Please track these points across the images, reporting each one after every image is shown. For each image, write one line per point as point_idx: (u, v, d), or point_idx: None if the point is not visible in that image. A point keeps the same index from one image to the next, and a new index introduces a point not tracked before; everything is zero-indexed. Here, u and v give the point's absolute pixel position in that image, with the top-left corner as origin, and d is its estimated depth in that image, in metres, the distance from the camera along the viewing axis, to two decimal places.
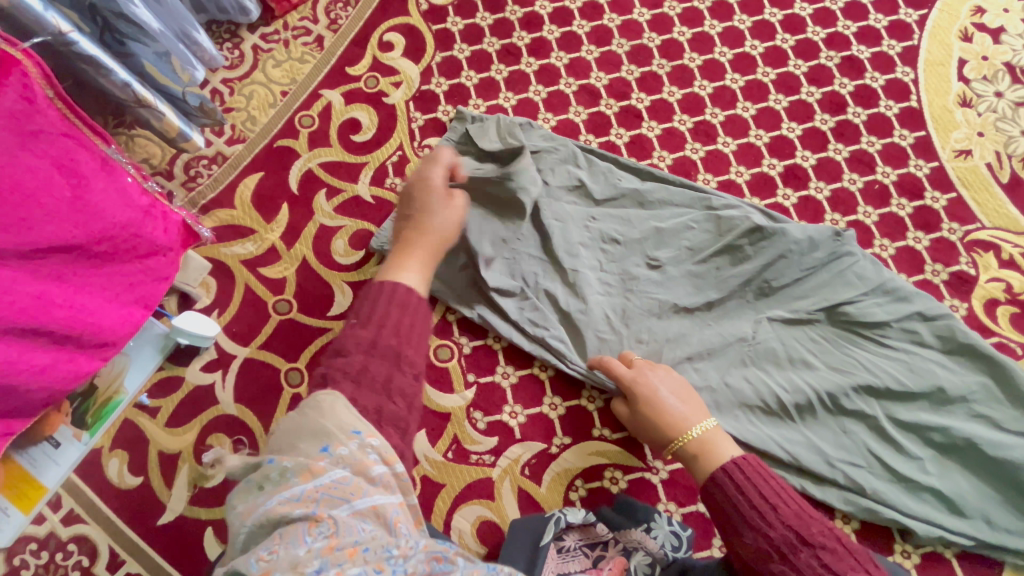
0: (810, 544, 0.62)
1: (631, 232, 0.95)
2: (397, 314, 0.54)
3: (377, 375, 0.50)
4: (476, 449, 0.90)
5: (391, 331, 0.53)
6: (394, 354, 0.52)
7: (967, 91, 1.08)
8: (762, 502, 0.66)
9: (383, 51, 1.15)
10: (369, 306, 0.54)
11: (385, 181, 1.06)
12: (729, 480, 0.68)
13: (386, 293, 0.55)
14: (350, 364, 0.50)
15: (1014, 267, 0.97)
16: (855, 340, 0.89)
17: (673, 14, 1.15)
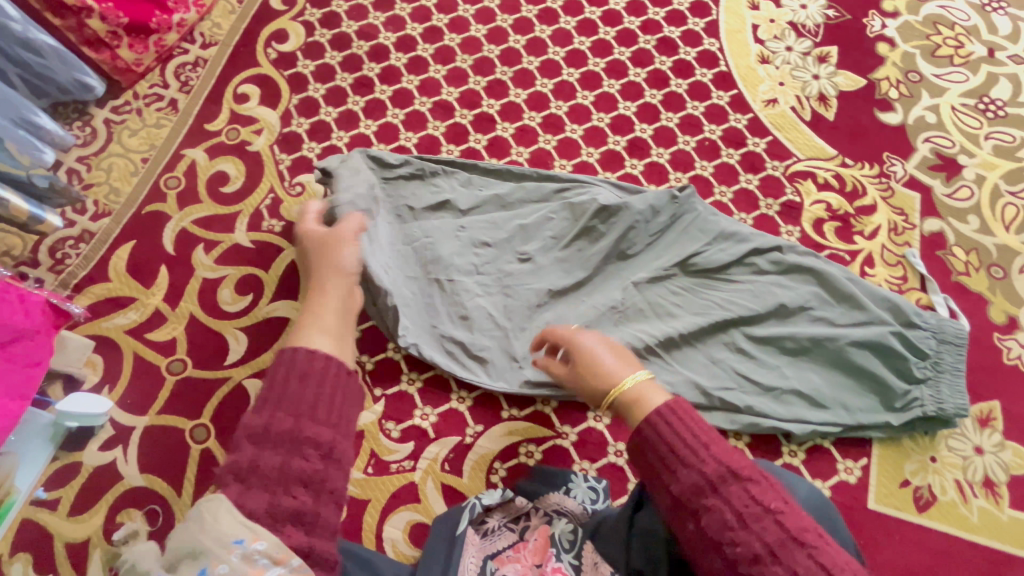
0: (741, 477, 0.53)
1: (500, 232, 1.02)
2: (313, 386, 0.49)
3: (269, 465, 0.46)
4: (395, 458, 0.93)
5: (303, 407, 0.48)
6: (291, 439, 0.46)
7: (764, 50, 1.25)
8: (687, 439, 0.55)
9: (239, 103, 1.18)
10: (279, 384, 0.49)
11: (262, 225, 1.08)
12: (646, 427, 0.57)
13: (292, 364, 0.49)
14: (240, 460, 0.46)
15: (830, 188, 1.13)
16: (708, 284, 1.00)
17: (506, 25, 1.26)
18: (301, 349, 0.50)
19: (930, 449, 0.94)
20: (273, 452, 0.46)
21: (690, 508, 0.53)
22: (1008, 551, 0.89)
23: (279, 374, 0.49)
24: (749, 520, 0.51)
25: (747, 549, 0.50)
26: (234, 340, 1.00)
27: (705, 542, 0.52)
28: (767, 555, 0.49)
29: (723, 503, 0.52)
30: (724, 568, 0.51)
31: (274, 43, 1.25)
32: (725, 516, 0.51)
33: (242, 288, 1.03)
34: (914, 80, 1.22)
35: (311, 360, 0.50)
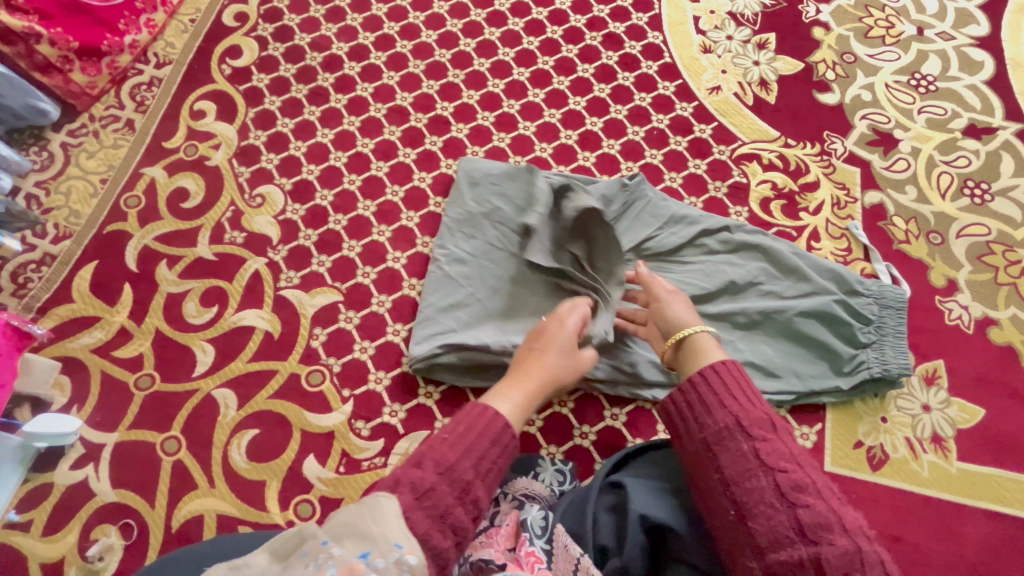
0: (751, 436, 0.67)
1: (481, 236, 1.04)
2: (488, 450, 0.65)
3: (441, 495, 0.58)
4: (366, 455, 0.94)
5: (477, 458, 0.64)
6: (461, 482, 0.61)
7: (706, 41, 1.29)
8: (758, 397, 0.73)
9: (196, 120, 1.20)
10: (467, 425, 0.67)
11: (224, 237, 1.10)
12: (720, 370, 0.76)
13: (487, 414, 0.68)
14: (420, 479, 0.59)
15: (775, 168, 1.17)
16: (661, 267, 1.03)
17: (456, 30, 1.30)
18: (495, 414, 0.68)
19: (880, 409, 0.98)
20: (447, 486, 0.60)
21: (751, 433, 0.68)
22: (958, 501, 0.93)
23: (478, 423, 0.67)
24: (802, 460, 0.65)
25: (797, 475, 0.63)
26: (201, 352, 1.01)
27: (758, 462, 0.65)
28: (814, 487, 0.62)
29: (781, 441, 0.66)
30: (769, 485, 0.63)
31: (228, 59, 1.27)
32: (783, 449, 0.66)
33: (207, 300, 1.05)
34: (849, 61, 1.28)
35: (492, 422, 0.67)
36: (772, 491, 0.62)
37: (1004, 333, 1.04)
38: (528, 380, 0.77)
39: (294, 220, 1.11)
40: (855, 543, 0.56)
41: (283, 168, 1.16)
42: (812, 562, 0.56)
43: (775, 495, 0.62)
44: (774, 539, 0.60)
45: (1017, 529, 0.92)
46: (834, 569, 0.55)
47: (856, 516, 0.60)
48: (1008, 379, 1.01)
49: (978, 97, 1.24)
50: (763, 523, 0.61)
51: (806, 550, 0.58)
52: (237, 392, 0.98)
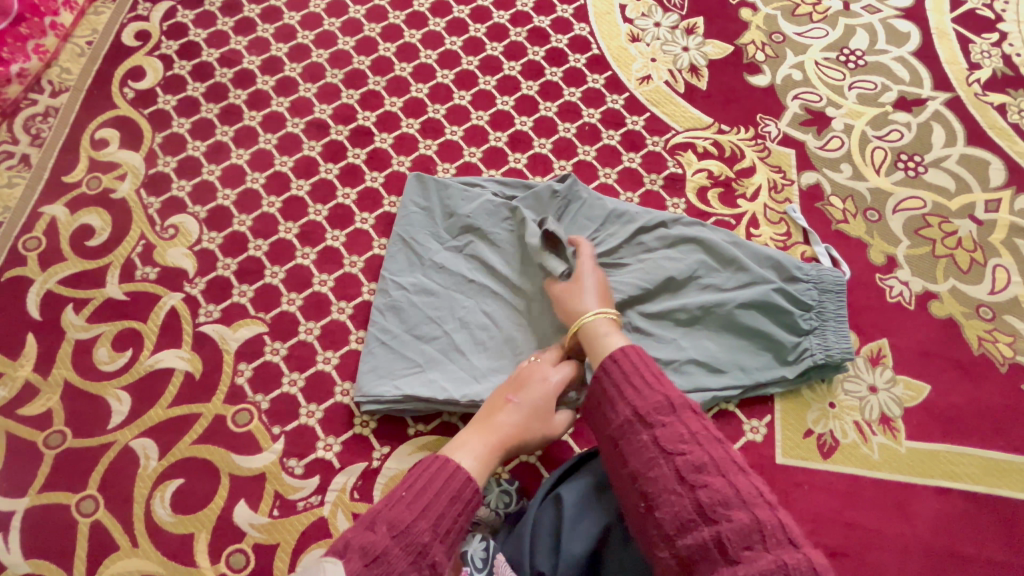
0: (649, 424, 0.64)
1: (449, 265, 0.99)
2: (447, 511, 0.60)
3: (394, 562, 0.55)
4: (301, 495, 0.89)
5: (436, 525, 0.59)
6: (417, 551, 0.57)
7: (633, 29, 1.26)
8: (659, 376, 0.69)
9: (98, 150, 1.12)
10: (425, 483, 0.62)
11: (135, 275, 1.02)
12: (617, 358, 0.72)
13: (446, 476, 0.63)
14: (371, 543, 0.55)
15: (710, 156, 1.15)
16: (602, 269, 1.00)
17: (374, 34, 1.23)
18: (457, 470, 0.64)
19: (828, 395, 0.97)
20: (401, 553, 0.56)
21: (649, 422, 0.65)
22: (908, 481, 0.93)
23: (437, 484, 0.62)
24: (701, 438, 0.62)
25: (695, 456, 0.60)
26: (116, 401, 0.94)
27: (658, 450, 0.62)
28: (712, 464, 0.59)
29: (679, 423, 0.63)
30: (670, 471, 0.60)
31: (130, 81, 1.18)
32: (681, 431, 0.63)
33: (119, 344, 0.98)
34: (778, 40, 1.26)
35: (459, 484, 0.62)
36: (674, 477, 0.60)
37: (945, 306, 1.04)
38: (495, 437, 0.72)
39: (211, 250, 1.04)
40: (752, 516, 0.54)
41: (196, 195, 1.09)
42: (715, 543, 0.54)
43: (675, 480, 0.59)
44: (678, 524, 0.57)
45: (967, 503, 0.91)
46: (733, 544, 0.53)
47: (754, 486, 0.58)
48: (951, 351, 1.01)
49: (907, 69, 1.23)
50: (667, 511, 0.58)
51: (708, 529, 0.55)
52: (158, 440, 0.92)
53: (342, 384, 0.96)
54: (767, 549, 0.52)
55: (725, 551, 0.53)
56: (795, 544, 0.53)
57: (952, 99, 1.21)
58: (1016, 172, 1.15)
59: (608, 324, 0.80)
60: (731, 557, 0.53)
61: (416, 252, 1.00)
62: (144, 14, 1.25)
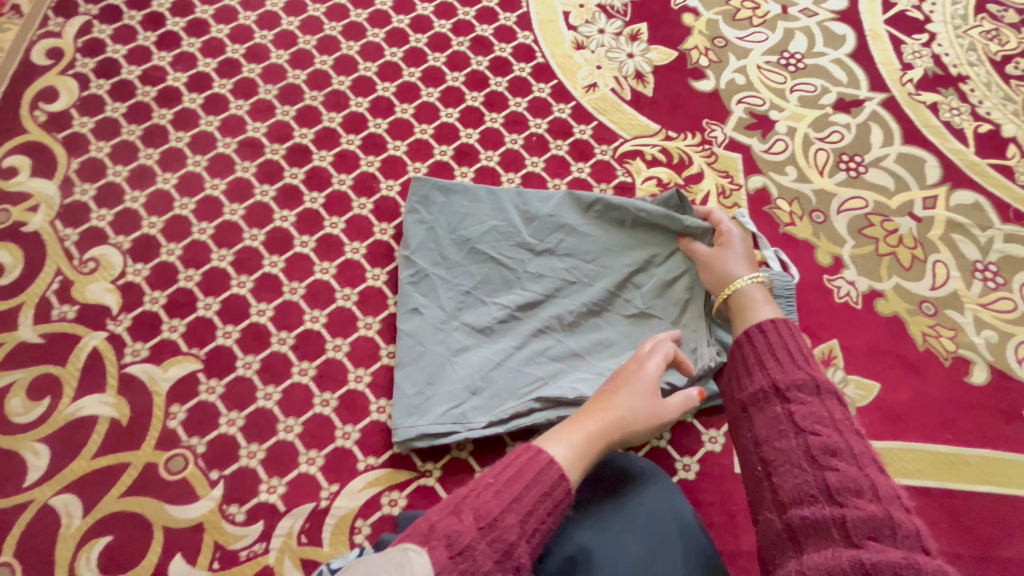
0: (786, 399, 0.63)
1: (546, 272, 0.98)
2: (538, 504, 0.56)
3: (481, 557, 0.50)
4: (243, 544, 0.83)
5: (525, 522, 0.55)
6: (504, 548, 0.52)
7: (577, 36, 1.24)
8: (808, 362, 0.67)
9: (6, 179, 1.03)
10: (520, 471, 0.58)
11: (52, 315, 0.94)
12: (766, 330, 0.73)
13: (545, 472, 0.58)
14: (455, 530, 0.51)
15: (658, 163, 1.14)
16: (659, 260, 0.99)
17: (310, 47, 1.18)
18: (547, 461, 0.60)
19: None
20: (487, 549, 0.51)
21: (786, 397, 0.63)
22: None
23: (532, 474, 0.58)
24: (841, 426, 0.58)
25: (830, 439, 0.57)
26: (33, 455, 0.86)
27: (791, 426, 0.60)
28: (848, 453, 0.55)
29: (820, 404, 0.61)
30: (798, 446, 0.58)
31: (41, 103, 1.09)
32: (820, 413, 0.60)
33: (35, 392, 0.90)
34: (720, 45, 1.26)
35: (551, 476, 0.58)
36: (802, 453, 0.57)
37: (890, 303, 1.06)
38: (595, 426, 0.68)
39: (137, 283, 0.97)
40: (882, 507, 0.50)
41: (118, 224, 1.01)
42: (835, 521, 0.51)
43: (803, 455, 0.57)
44: (797, 498, 0.55)
45: (920, 498, 0.93)
46: (855, 529, 0.49)
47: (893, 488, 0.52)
48: (897, 348, 1.03)
49: (844, 71, 1.26)
50: (787, 481, 0.57)
51: (830, 509, 0.52)
52: (82, 496, 0.84)
53: (286, 420, 0.90)
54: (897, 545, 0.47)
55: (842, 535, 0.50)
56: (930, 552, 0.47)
57: (888, 99, 1.24)
58: (950, 169, 1.18)
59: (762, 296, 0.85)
60: (850, 540, 0.49)
61: (507, 266, 0.98)
62: (56, 30, 1.16)
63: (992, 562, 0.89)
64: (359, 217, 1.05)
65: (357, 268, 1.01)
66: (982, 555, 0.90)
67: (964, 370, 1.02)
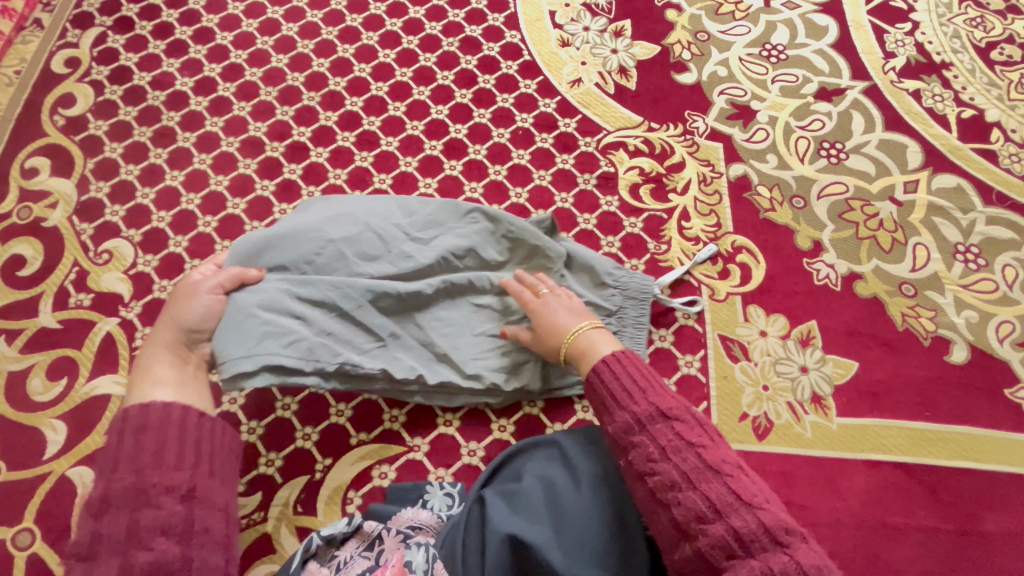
0: (623, 448, 0.69)
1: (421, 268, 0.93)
2: (169, 433, 0.67)
3: (118, 524, 0.60)
4: (242, 513, 0.89)
5: (142, 462, 0.65)
6: (134, 493, 0.62)
7: (563, 34, 1.29)
8: (631, 390, 0.72)
9: (28, 179, 1.11)
10: (114, 448, 0.66)
11: (69, 302, 1.01)
12: (594, 382, 0.76)
13: (123, 426, 0.67)
14: (97, 527, 0.60)
15: (641, 154, 1.18)
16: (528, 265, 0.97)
17: (307, 51, 1.25)
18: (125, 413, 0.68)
19: (761, 378, 1.00)
20: (118, 509, 0.61)
21: (623, 447, 0.69)
22: (840, 456, 0.96)
23: (116, 439, 0.66)
24: (671, 455, 0.65)
25: (665, 475, 0.63)
26: (51, 431, 0.93)
27: (633, 473, 0.66)
28: (684, 480, 0.63)
29: (649, 440, 0.67)
30: (645, 493, 0.65)
31: (60, 109, 1.18)
32: (650, 450, 0.66)
33: (54, 373, 0.97)
34: (703, 39, 1.30)
35: (164, 413, 0.68)
36: (649, 498, 0.64)
37: (869, 285, 1.08)
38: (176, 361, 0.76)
39: (147, 273, 1.04)
40: (728, 527, 0.58)
41: (130, 219, 1.08)
42: (697, 556, 0.59)
43: (652, 501, 0.64)
44: (666, 539, 0.62)
45: (897, 474, 0.95)
46: (716, 557, 0.58)
47: (729, 493, 0.61)
48: (876, 329, 1.05)
49: (826, 61, 1.29)
50: (653, 526, 0.64)
51: (690, 544, 0.60)
52: (95, 468, 0.91)
53: (283, 398, 0.96)
54: (752, 556, 0.56)
55: (708, 561, 0.58)
56: (782, 545, 0.56)
57: (870, 87, 1.26)
58: (932, 154, 1.20)
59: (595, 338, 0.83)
60: (717, 566, 0.58)
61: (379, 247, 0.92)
62: (74, 41, 1.24)
63: (969, 534, 0.91)
64: None
65: None
66: (958, 528, 0.92)
67: (944, 349, 1.03)
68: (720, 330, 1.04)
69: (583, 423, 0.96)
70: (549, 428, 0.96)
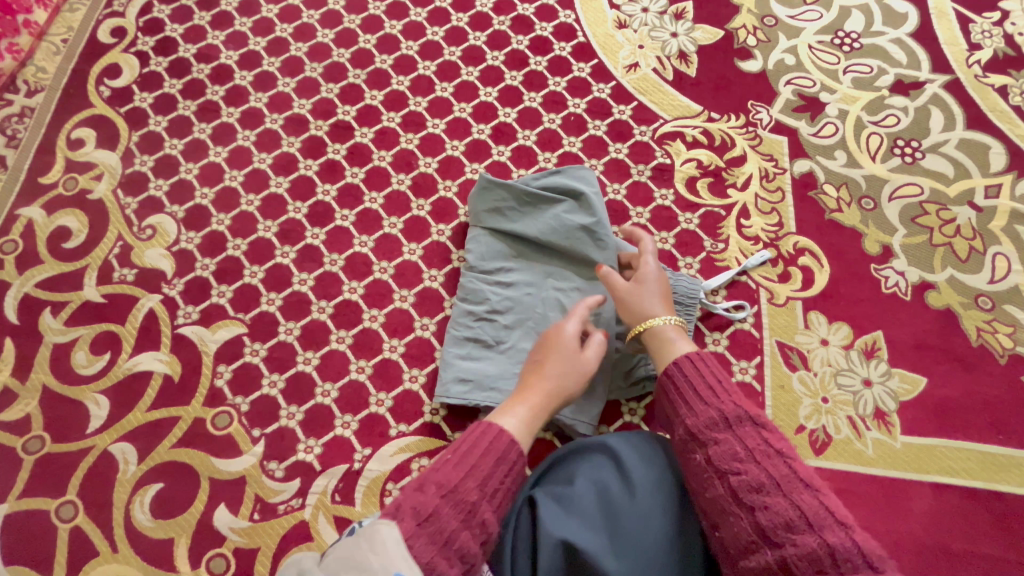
0: (704, 444, 0.67)
1: (511, 277, 0.95)
2: (503, 468, 0.65)
3: (445, 519, 0.58)
4: (281, 498, 0.88)
5: (483, 483, 0.63)
6: (464, 505, 0.60)
7: (620, 15, 1.22)
8: (715, 390, 0.71)
9: (74, 150, 1.10)
10: (466, 444, 0.66)
11: (113, 276, 1.01)
12: (673, 375, 0.75)
13: (486, 436, 0.67)
14: (424, 505, 0.58)
15: (699, 145, 1.11)
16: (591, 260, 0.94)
17: (354, 26, 1.20)
18: (501, 432, 0.67)
19: (820, 389, 0.95)
20: (451, 510, 0.59)
21: (702, 441, 0.67)
22: (903, 477, 0.90)
23: (476, 438, 0.66)
24: (757, 455, 0.63)
25: (751, 477, 0.62)
26: (94, 405, 0.93)
27: (713, 470, 0.64)
28: (772, 485, 0.61)
29: (734, 439, 0.65)
30: (725, 491, 0.63)
31: (106, 79, 1.16)
32: (735, 449, 0.64)
33: (97, 347, 0.96)
34: (770, 24, 1.22)
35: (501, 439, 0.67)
36: (729, 498, 0.62)
37: (942, 296, 1.00)
38: (527, 404, 0.76)
39: (189, 250, 1.03)
40: (817, 537, 0.55)
41: (174, 195, 1.07)
42: (779, 564, 0.56)
43: (732, 501, 0.62)
44: (740, 546, 0.60)
45: (966, 499, 0.89)
46: (800, 568, 0.55)
47: (821, 506, 0.58)
48: (948, 344, 0.98)
49: (904, 51, 1.19)
50: (729, 530, 0.61)
51: (771, 552, 0.57)
52: (137, 445, 0.91)
53: (323, 385, 0.94)
54: (841, 574, 0.53)
55: (790, 573, 0.55)
56: (872, 566, 0.53)
57: (951, 82, 1.17)
58: (1018, 156, 1.11)
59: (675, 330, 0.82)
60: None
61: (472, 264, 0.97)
62: (120, 10, 1.22)
63: None
64: (396, 193, 1.07)
65: (394, 242, 1.03)
66: None
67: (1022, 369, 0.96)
68: (778, 336, 0.98)
69: (631, 427, 0.93)
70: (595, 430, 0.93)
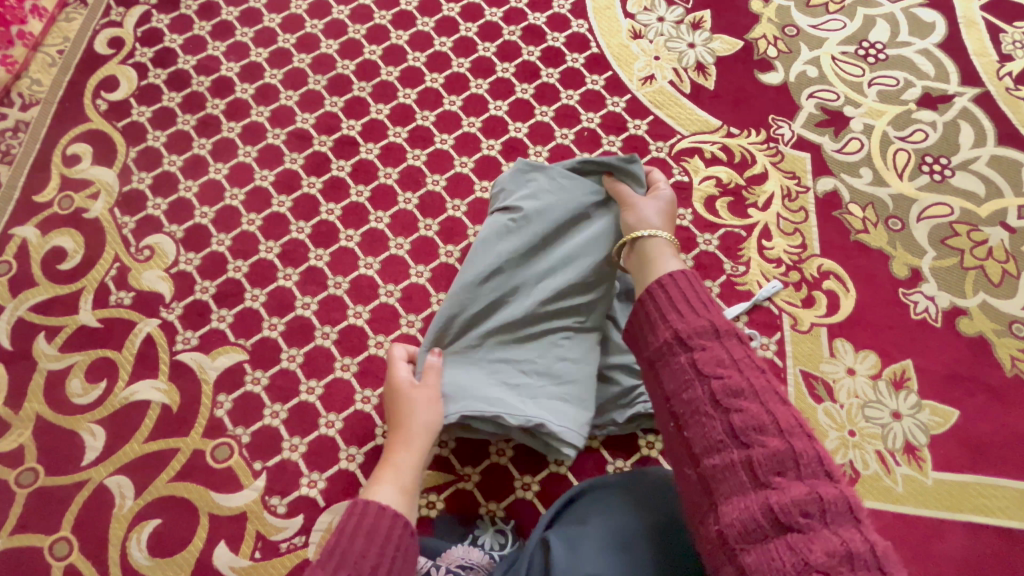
0: (688, 346, 0.60)
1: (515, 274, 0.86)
2: (380, 540, 0.62)
3: None
4: (284, 536, 0.84)
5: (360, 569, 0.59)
6: None
7: (635, 25, 1.18)
8: (705, 303, 0.64)
9: (70, 166, 1.06)
10: (337, 535, 0.62)
11: (109, 300, 0.97)
12: (665, 285, 0.66)
13: (353, 520, 0.63)
14: None
15: (718, 162, 1.07)
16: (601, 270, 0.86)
17: (359, 36, 1.16)
18: (369, 508, 0.65)
19: (847, 422, 0.90)
20: None
21: (689, 346, 0.60)
22: (935, 516, 0.86)
23: (347, 526, 0.63)
24: (742, 365, 0.57)
25: (732, 382, 0.56)
26: (90, 436, 0.89)
27: (695, 373, 0.58)
28: (751, 393, 0.55)
29: (721, 347, 0.59)
30: (703, 394, 0.57)
31: (103, 92, 1.12)
32: (721, 356, 0.58)
33: (93, 375, 0.93)
34: (791, 34, 1.17)
35: (377, 517, 0.64)
36: (706, 401, 0.56)
37: (974, 323, 0.96)
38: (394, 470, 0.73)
39: (189, 272, 0.99)
40: (788, 444, 0.51)
41: (172, 214, 1.03)
42: (744, 468, 0.52)
43: (709, 404, 0.56)
44: (709, 447, 0.55)
45: (1002, 541, 0.84)
46: (763, 469, 0.51)
47: (793, 417, 0.54)
48: (981, 374, 0.93)
49: (931, 63, 1.14)
50: (697, 430, 0.56)
51: (739, 453, 0.53)
52: (134, 478, 0.87)
53: (327, 415, 0.90)
54: (801, 481, 0.49)
55: (755, 477, 0.51)
56: (831, 479, 0.50)
57: (981, 95, 1.12)
58: None
59: (664, 246, 0.77)
60: (760, 481, 0.50)
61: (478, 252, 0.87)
62: (118, 20, 1.18)
63: None
64: (403, 212, 1.03)
65: (401, 264, 0.99)
66: None
67: None
68: (802, 365, 0.94)
69: (649, 461, 0.88)
70: (611, 464, 0.89)
